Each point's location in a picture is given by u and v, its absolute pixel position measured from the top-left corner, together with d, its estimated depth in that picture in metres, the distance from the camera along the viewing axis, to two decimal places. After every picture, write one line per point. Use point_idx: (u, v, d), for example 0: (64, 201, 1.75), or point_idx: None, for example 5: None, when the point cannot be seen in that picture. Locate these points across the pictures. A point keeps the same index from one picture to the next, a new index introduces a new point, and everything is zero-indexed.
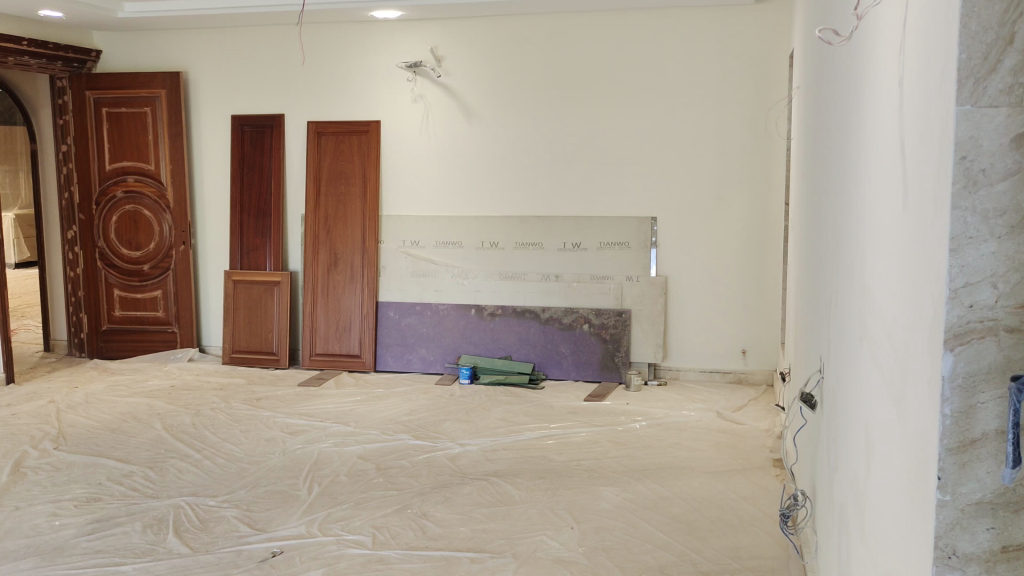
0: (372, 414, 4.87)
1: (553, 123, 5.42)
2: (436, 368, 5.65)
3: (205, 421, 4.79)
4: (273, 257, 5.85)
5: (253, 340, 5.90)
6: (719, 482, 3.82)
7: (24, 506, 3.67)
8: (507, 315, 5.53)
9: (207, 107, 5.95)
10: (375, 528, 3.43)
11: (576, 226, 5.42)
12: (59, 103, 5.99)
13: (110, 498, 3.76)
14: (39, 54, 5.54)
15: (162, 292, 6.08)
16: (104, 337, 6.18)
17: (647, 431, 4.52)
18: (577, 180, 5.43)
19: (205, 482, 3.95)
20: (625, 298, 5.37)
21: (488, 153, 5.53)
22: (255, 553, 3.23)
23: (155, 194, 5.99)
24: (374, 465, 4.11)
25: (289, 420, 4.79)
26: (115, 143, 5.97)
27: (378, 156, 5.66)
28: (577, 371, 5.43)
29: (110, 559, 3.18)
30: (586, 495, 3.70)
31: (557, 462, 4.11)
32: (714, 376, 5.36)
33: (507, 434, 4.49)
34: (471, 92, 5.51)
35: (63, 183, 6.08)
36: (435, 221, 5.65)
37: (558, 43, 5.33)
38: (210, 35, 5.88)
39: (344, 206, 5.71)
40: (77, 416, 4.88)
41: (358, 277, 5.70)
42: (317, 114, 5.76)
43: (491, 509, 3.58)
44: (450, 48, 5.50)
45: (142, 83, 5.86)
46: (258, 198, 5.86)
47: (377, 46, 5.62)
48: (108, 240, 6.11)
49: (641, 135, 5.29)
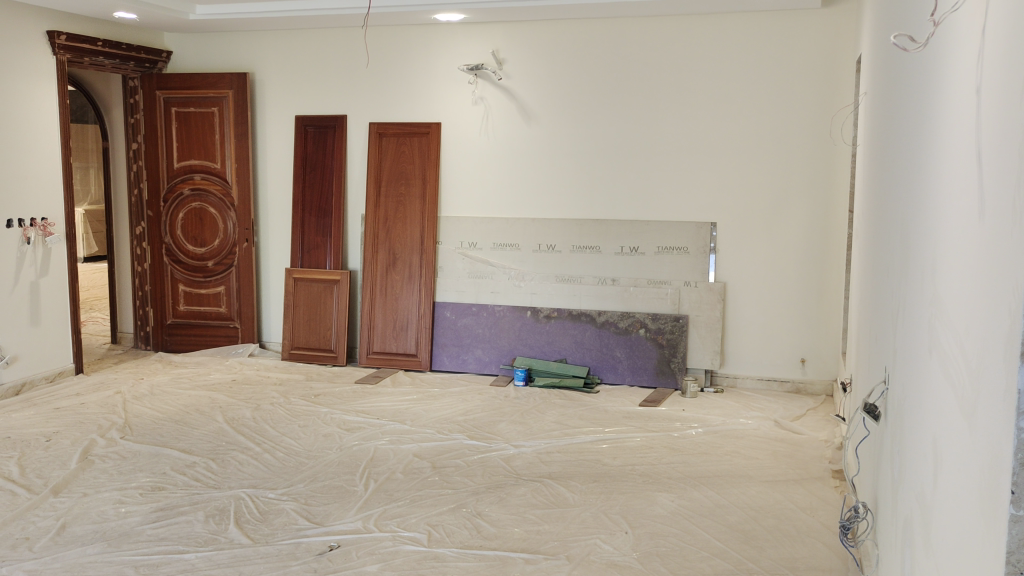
0: (427, 413, 4.92)
1: (613, 128, 5.41)
2: (492, 369, 5.68)
3: (265, 415, 4.88)
4: (333, 256, 5.95)
5: (312, 337, 6.00)
6: (776, 491, 3.78)
7: (91, 493, 3.79)
8: (563, 318, 5.53)
9: (272, 107, 6.08)
10: (430, 525, 3.46)
11: (634, 231, 5.40)
12: (131, 102, 6.17)
13: (173, 488, 3.86)
14: (114, 54, 5.72)
15: (225, 288, 6.22)
16: (169, 330, 6.35)
17: (703, 438, 4.49)
18: (635, 185, 5.41)
19: (264, 475, 4.03)
20: (683, 303, 5.34)
21: (547, 156, 5.55)
22: (313, 546, 3.28)
23: (221, 192, 6.12)
24: (429, 463, 4.15)
25: (346, 416, 4.86)
26: (183, 141, 6.12)
27: (438, 158, 5.72)
28: (632, 376, 5.41)
29: (174, 547, 3.27)
30: (642, 500, 3.69)
31: (611, 466, 4.11)
32: (772, 385, 5.30)
33: (561, 437, 4.50)
34: (531, 95, 5.52)
35: (133, 181, 6.27)
36: (493, 223, 5.68)
37: (620, 47, 5.32)
38: (277, 37, 5.99)
39: (404, 206, 5.78)
40: (142, 407, 5.01)
41: (415, 277, 5.76)
42: (379, 115, 5.84)
43: (545, 511, 3.59)
44: (512, 51, 5.52)
45: (211, 83, 5.99)
46: (320, 197, 5.96)
47: (440, 49, 5.68)
48: (174, 236, 6.26)
49: (701, 139, 5.25)
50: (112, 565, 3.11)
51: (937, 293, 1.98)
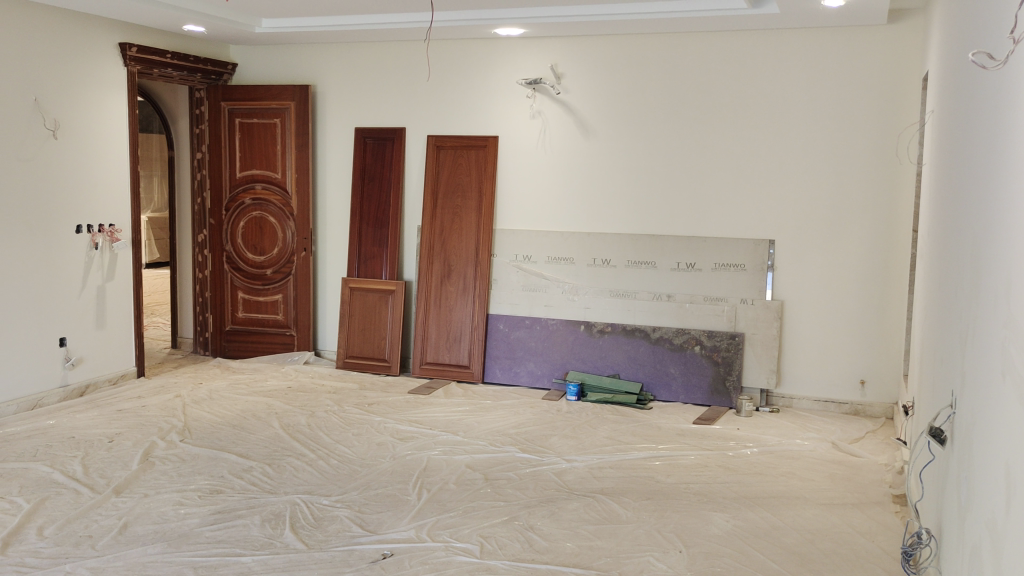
0: (480, 425, 4.94)
1: (670, 143, 5.39)
2: (544, 383, 5.68)
3: (320, 422, 4.94)
4: (389, 266, 6.02)
5: (366, 346, 6.07)
6: (834, 515, 3.71)
7: (152, 493, 3.87)
8: (616, 333, 5.52)
9: (332, 119, 6.18)
10: (483, 537, 3.47)
11: (690, 247, 5.37)
12: (197, 112, 6.32)
13: (231, 491, 3.92)
14: (181, 66, 5.86)
15: (282, 296, 6.32)
16: (227, 337, 6.47)
17: (758, 458, 4.43)
18: (692, 201, 5.38)
19: (319, 482, 4.08)
20: (739, 321, 5.28)
21: (604, 170, 5.55)
22: (367, 554, 3.31)
23: (281, 202, 6.23)
24: (481, 475, 4.16)
25: (399, 426, 4.90)
26: (246, 152, 6.25)
27: (495, 171, 5.76)
28: (686, 393, 5.37)
29: (231, 550, 3.32)
30: (696, 518, 3.66)
31: (665, 483, 4.08)
32: (829, 406, 5.21)
33: (614, 453, 4.48)
34: (589, 109, 5.53)
35: (197, 189, 6.41)
36: (548, 236, 5.69)
37: (679, 62, 5.30)
38: (339, 50, 6.10)
39: (459, 218, 5.82)
40: (201, 411, 5.11)
41: (470, 288, 5.80)
42: (438, 128, 5.90)
43: (598, 526, 3.57)
44: (571, 65, 5.54)
45: (273, 95, 6.11)
46: (377, 208, 6.05)
47: (499, 63, 5.72)
48: (235, 245, 6.39)
49: (760, 156, 5.21)
50: (172, 565, 3.17)
51: (1011, 314, 1.94)
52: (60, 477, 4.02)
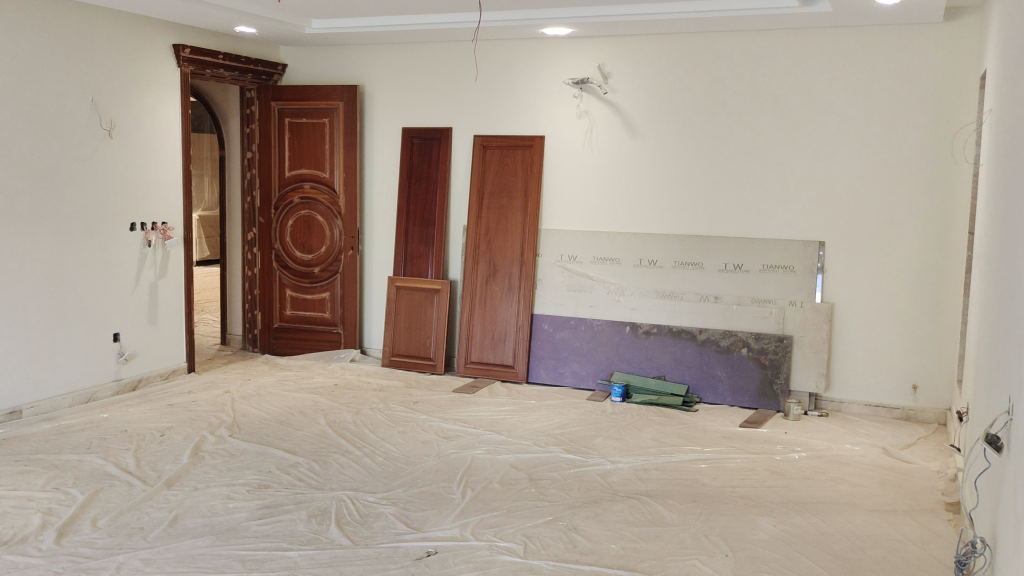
0: (524, 425, 4.94)
1: (718, 143, 5.33)
2: (589, 384, 5.66)
3: (365, 420, 4.98)
4: (435, 265, 6.05)
5: (412, 344, 6.10)
6: (884, 522, 3.64)
7: (201, 487, 3.94)
8: (662, 334, 5.48)
9: (380, 118, 6.23)
10: (526, 537, 3.47)
11: (738, 248, 5.31)
12: (248, 112, 6.41)
13: (278, 486, 3.97)
14: (233, 67, 5.95)
15: (330, 294, 6.39)
16: (275, 334, 6.56)
17: (807, 463, 4.36)
18: (740, 201, 5.32)
19: (364, 478, 4.11)
20: (787, 323, 5.21)
21: (650, 170, 5.51)
22: (411, 551, 3.33)
23: (329, 201, 6.30)
24: (525, 475, 4.16)
25: (444, 424, 4.92)
26: (295, 151, 6.32)
27: (541, 171, 5.76)
28: (733, 396, 5.31)
29: (278, 544, 3.36)
30: (742, 523, 3.61)
31: (710, 486, 4.03)
32: (880, 411, 5.12)
33: (659, 454, 4.45)
34: (636, 109, 5.50)
35: (247, 188, 6.51)
36: (593, 236, 5.67)
37: (727, 62, 5.25)
38: (387, 51, 6.14)
39: (505, 218, 5.83)
40: (249, 406, 5.19)
41: (514, 288, 5.80)
42: (484, 128, 5.92)
43: (642, 529, 3.55)
44: (618, 65, 5.51)
45: (322, 95, 6.17)
46: (423, 208, 6.08)
47: (546, 63, 5.72)
48: (283, 243, 6.47)
49: (811, 156, 5.13)
50: (220, 558, 3.22)
51: None
52: (113, 469, 4.10)
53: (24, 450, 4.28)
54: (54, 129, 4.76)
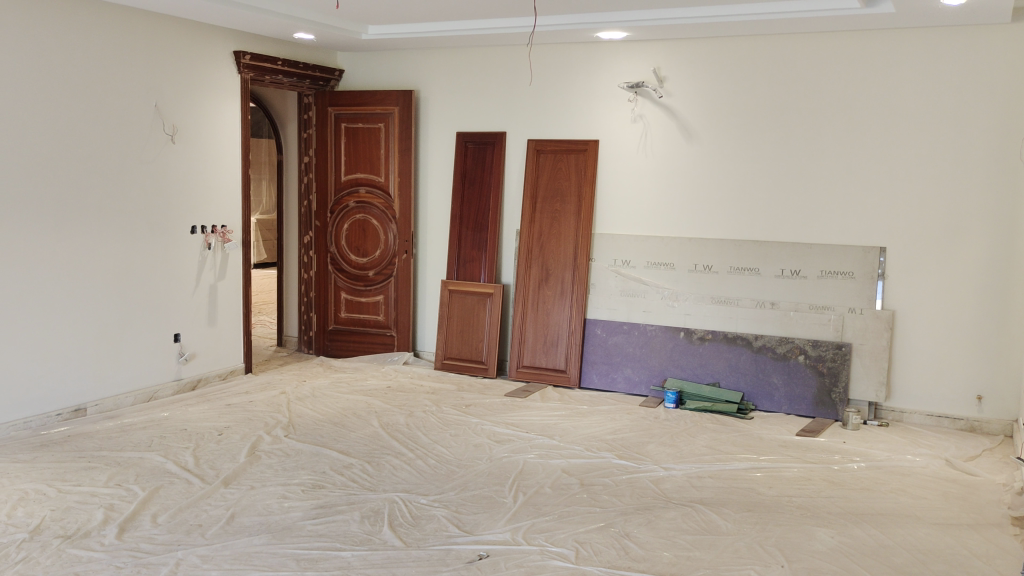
0: (576, 430, 4.92)
1: (775, 147, 5.26)
2: (642, 390, 5.62)
3: (418, 422, 5.01)
4: (488, 269, 6.07)
5: (464, 348, 6.13)
6: (947, 535, 3.54)
7: (257, 486, 4.00)
8: (717, 341, 5.41)
9: (435, 123, 6.28)
10: (578, 542, 3.45)
11: (795, 253, 5.23)
12: (306, 117, 6.50)
13: (332, 486, 4.01)
14: (291, 73, 6.05)
15: (384, 297, 6.45)
16: (330, 336, 6.64)
17: (866, 473, 4.27)
18: (798, 206, 5.23)
19: (416, 481, 4.13)
20: (846, 330, 5.11)
21: (706, 175, 5.46)
22: (463, 554, 3.33)
23: (384, 205, 6.35)
24: (577, 480, 4.14)
25: (496, 428, 4.92)
26: (351, 156, 6.39)
27: (595, 175, 5.74)
28: (789, 404, 5.22)
29: (332, 544, 3.40)
30: (799, 533, 3.55)
31: (766, 496, 3.97)
32: (942, 422, 4.99)
33: (713, 462, 4.39)
34: (692, 113, 5.45)
35: (304, 192, 6.60)
36: (647, 241, 5.63)
37: (786, 65, 5.17)
38: (442, 56, 6.19)
39: (558, 222, 5.82)
40: (304, 407, 5.25)
41: (567, 292, 5.78)
42: (538, 133, 5.92)
43: (696, 537, 3.50)
44: (674, 69, 5.47)
45: (378, 100, 6.23)
46: (477, 212, 6.11)
47: (601, 67, 5.70)
48: (339, 246, 6.55)
49: (871, 160, 5.03)
50: (276, 557, 3.27)
51: None
52: (172, 467, 4.19)
53: (88, 446, 4.40)
54: (119, 135, 4.89)
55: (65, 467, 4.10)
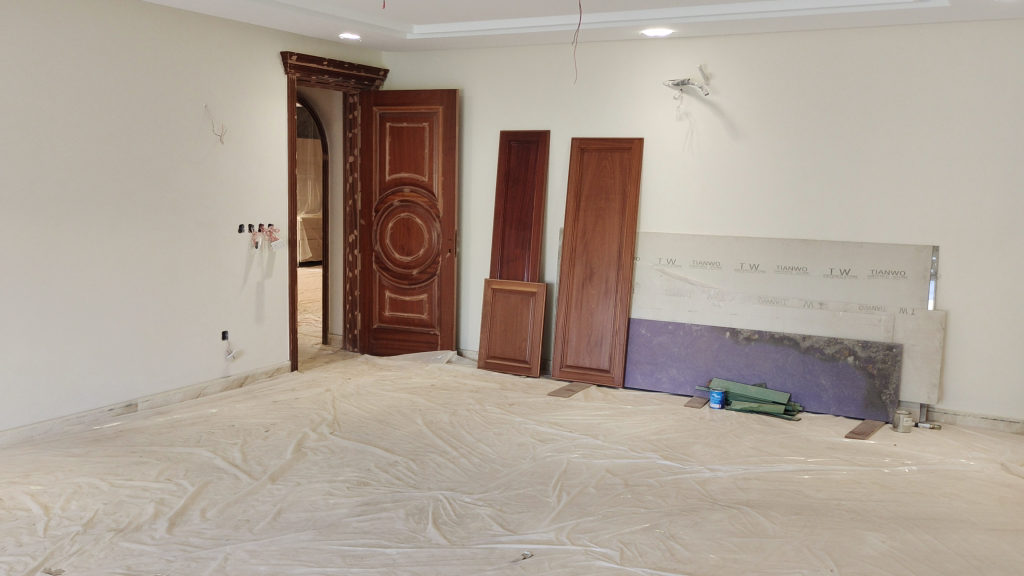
0: (621, 430, 4.89)
1: (825, 144, 5.17)
2: (687, 390, 5.57)
3: (462, 421, 5.02)
4: (531, 268, 6.06)
5: (508, 347, 6.13)
6: (1003, 541, 3.45)
7: (304, 482, 4.04)
8: (764, 341, 5.34)
9: (480, 122, 6.29)
10: (623, 543, 3.42)
11: (844, 252, 5.14)
12: (351, 117, 6.55)
13: (377, 484, 4.04)
14: (337, 73, 6.09)
15: (427, 296, 6.48)
16: (375, 334, 6.69)
17: (918, 477, 4.18)
18: (847, 204, 5.14)
19: (461, 479, 4.14)
20: (897, 331, 5.01)
21: (753, 173, 5.39)
22: (507, 552, 3.33)
23: (428, 204, 6.38)
24: (622, 480, 4.12)
25: (539, 427, 4.91)
26: (396, 155, 6.43)
27: (639, 173, 5.70)
28: (838, 406, 5.14)
29: (377, 541, 3.42)
30: (849, 537, 3.48)
31: (815, 499, 3.91)
32: (997, 425, 4.87)
33: (760, 464, 4.33)
34: (739, 110, 5.39)
35: (349, 192, 6.65)
36: (693, 240, 5.58)
37: (835, 61, 5.09)
38: (487, 55, 6.19)
39: (602, 220, 5.80)
40: (349, 405, 5.30)
41: (611, 291, 5.76)
42: (582, 131, 5.90)
43: (743, 539, 3.46)
44: (720, 66, 5.41)
45: (423, 99, 6.26)
46: (520, 211, 6.11)
47: (646, 65, 5.66)
48: (383, 245, 6.59)
49: (924, 157, 4.93)
50: (322, 552, 3.29)
51: None
52: (221, 463, 4.25)
53: (139, 441, 4.48)
54: (170, 135, 4.98)
55: (117, 462, 4.18)
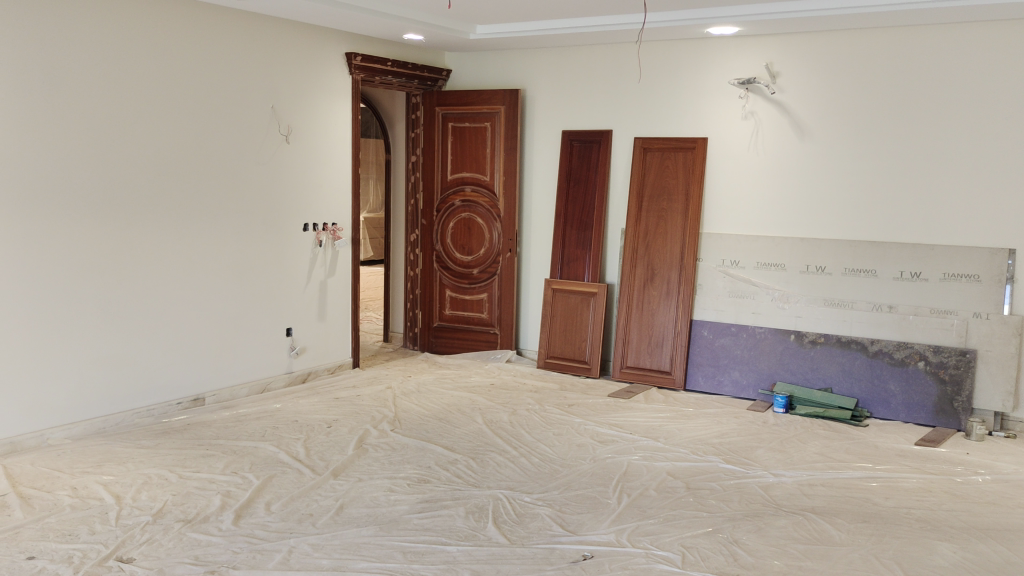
0: (682, 432, 4.84)
1: (895, 144, 5.05)
2: (749, 393, 5.49)
3: (521, 421, 5.02)
4: (592, 269, 6.04)
5: (568, 347, 6.12)
6: None
7: (365, 478, 4.08)
8: (830, 344, 5.24)
9: (542, 122, 6.29)
10: (684, 547, 3.38)
11: (915, 255, 5.00)
12: (413, 117, 6.59)
13: (437, 481, 4.06)
14: (401, 74, 6.15)
15: (488, 295, 6.50)
16: (435, 333, 6.73)
17: (991, 487, 4.05)
18: (919, 205, 5.01)
19: (520, 478, 4.14)
20: (970, 336, 4.86)
21: (819, 173, 5.29)
22: (567, 553, 3.32)
23: (489, 204, 6.39)
24: (683, 484, 4.07)
25: (599, 428, 4.88)
26: (457, 155, 6.46)
27: (703, 173, 5.63)
28: (907, 412, 5.01)
29: (437, 538, 3.43)
30: (919, 546, 3.39)
31: (883, 507, 3.81)
32: None
33: (826, 470, 4.25)
34: (806, 109, 5.29)
35: (411, 191, 6.70)
36: (757, 240, 5.50)
37: (906, 59, 4.95)
38: (550, 55, 6.19)
39: (665, 221, 5.74)
40: (410, 403, 5.34)
41: (673, 293, 5.70)
42: (645, 131, 5.85)
43: (808, 546, 3.39)
44: (787, 64, 5.31)
45: (485, 99, 6.27)
46: (582, 211, 6.09)
47: (711, 63, 5.58)
48: (444, 245, 6.62)
49: (1000, 156, 4.76)
50: (384, 548, 3.32)
51: None
52: (285, 457, 4.32)
53: (207, 434, 4.58)
54: (238, 134, 5.08)
55: (186, 454, 4.27)
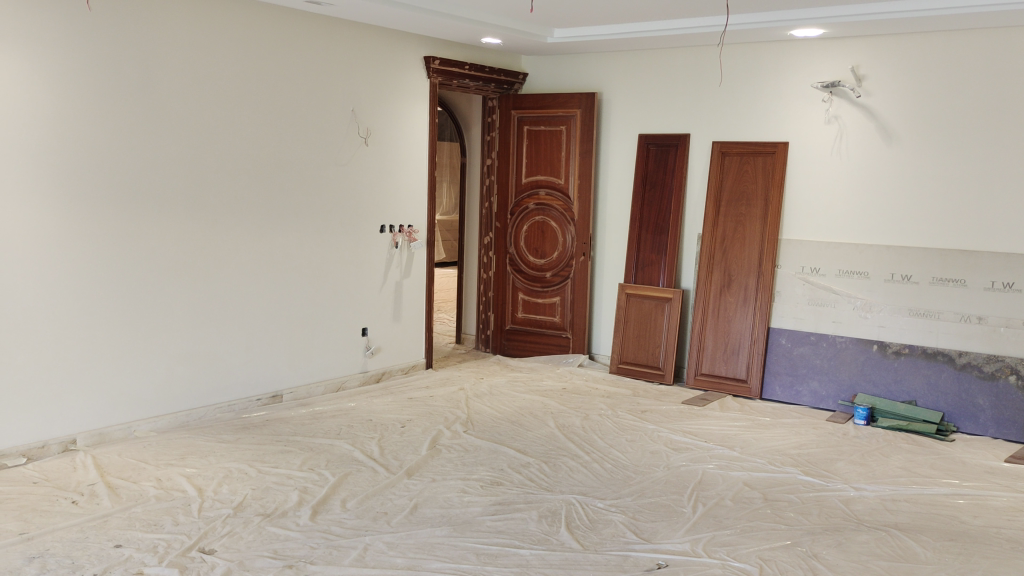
0: (758, 441, 4.75)
1: (987, 149, 4.87)
2: (829, 404, 5.37)
3: (594, 426, 4.98)
4: (667, 274, 5.98)
5: (642, 353, 6.07)
6: None
7: (438, 479, 4.10)
8: (914, 356, 5.09)
9: (619, 126, 6.26)
10: (762, 559, 3.31)
11: (1008, 263, 4.81)
12: (489, 120, 6.62)
13: (510, 484, 4.06)
14: (478, 77, 6.18)
15: (560, 299, 6.49)
16: (507, 335, 6.75)
17: None
18: (1013, 212, 4.81)
19: (593, 484, 4.12)
20: None
21: (906, 180, 5.13)
22: (641, 561, 3.28)
23: (563, 207, 6.38)
24: (760, 495, 3.99)
25: (673, 436, 4.82)
26: (532, 158, 6.45)
27: (782, 178, 5.53)
28: (996, 428, 4.83)
29: (510, 541, 3.43)
30: (1009, 568, 3.26)
31: (971, 525, 3.67)
32: None
33: (910, 485, 4.11)
34: (892, 113, 5.15)
35: (485, 194, 6.73)
36: (839, 247, 5.37)
37: (1001, 61, 4.77)
38: (628, 57, 6.14)
39: (743, 226, 5.65)
40: (483, 404, 5.35)
41: (750, 299, 5.60)
42: (724, 135, 5.77)
43: (892, 563, 3.29)
44: (874, 67, 5.17)
45: (561, 103, 6.26)
46: (657, 215, 6.04)
47: (794, 66, 5.47)
48: (518, 248, 6.63)
49: None
50: (457, 549, 3.33)
51: None
52: (360, 455, 4.38)
53: (284, 431, 4.67)
54: (318, 137, 5.17)
55: (264, 449, 4.36)
